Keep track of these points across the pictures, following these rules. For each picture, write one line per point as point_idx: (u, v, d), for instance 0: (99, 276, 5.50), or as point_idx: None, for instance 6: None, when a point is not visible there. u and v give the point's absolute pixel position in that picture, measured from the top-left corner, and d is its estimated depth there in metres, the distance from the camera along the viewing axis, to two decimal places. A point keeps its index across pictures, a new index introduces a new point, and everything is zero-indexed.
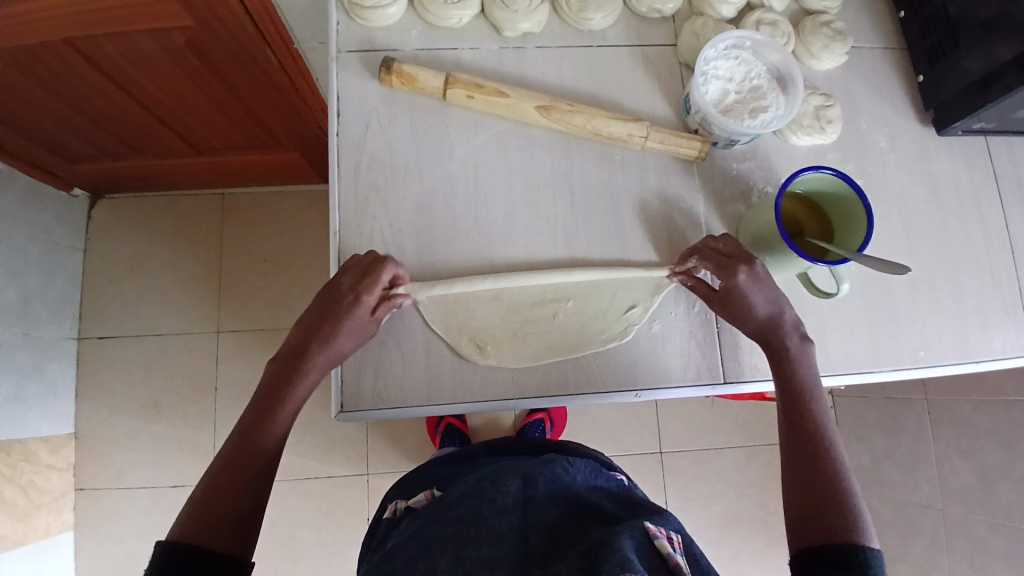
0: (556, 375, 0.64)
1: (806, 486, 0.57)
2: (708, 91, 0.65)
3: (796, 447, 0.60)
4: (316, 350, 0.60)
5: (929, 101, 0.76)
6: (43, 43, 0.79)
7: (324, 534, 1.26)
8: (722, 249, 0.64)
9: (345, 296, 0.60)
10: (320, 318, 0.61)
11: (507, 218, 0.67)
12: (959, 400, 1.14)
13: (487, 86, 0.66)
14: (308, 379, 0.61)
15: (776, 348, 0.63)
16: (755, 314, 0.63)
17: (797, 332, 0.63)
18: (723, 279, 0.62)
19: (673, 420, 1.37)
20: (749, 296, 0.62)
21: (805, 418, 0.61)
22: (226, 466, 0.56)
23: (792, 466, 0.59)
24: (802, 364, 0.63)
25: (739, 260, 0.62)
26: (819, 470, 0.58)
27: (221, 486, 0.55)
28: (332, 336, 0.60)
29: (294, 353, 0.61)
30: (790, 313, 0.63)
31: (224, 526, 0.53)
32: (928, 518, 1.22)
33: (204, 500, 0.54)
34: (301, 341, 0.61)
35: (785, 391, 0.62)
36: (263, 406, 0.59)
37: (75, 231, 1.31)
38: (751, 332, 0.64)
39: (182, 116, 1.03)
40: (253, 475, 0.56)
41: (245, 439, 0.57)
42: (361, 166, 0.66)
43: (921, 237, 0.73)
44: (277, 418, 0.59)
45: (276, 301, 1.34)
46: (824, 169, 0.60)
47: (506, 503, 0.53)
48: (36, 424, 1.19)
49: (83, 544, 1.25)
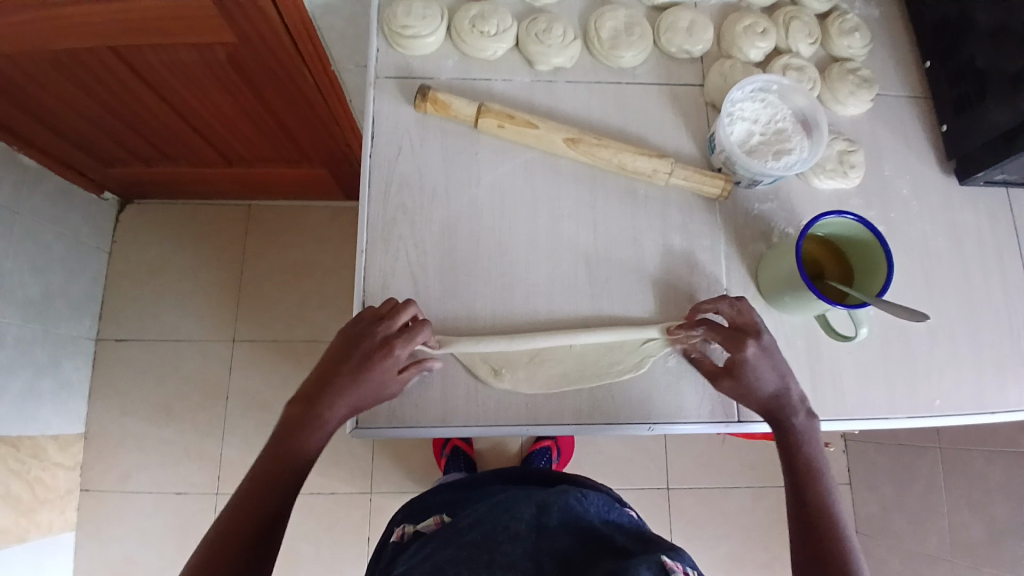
0: (570, 404, 0.65)
1: (817, 566, 0.58)
2: (733, 131, 0.66)
3: (803, 524, 0.61)
4: (339, 397, 0.61)
5: (953, 152, 0.77)
6: (89, 49, 0.82)
7: (323, 549, 1.25)
8: (733, 320, 0.64)
9: (375, 349, 0.61)
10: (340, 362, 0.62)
11: (529, 246, 0.69)
12: (972, 451, 1.12)
13: (517, 116, 0.68)
14: (327, 425, 0.62)
15: (783, 424, 0.63)
16: (762, 390, 0.63)
17: (803, 408, 0.63)
18: (731, 352, 0.62)
19: (681, 457, 1.36)
20: (757, 370, 0.62)
21: (812, 496, 0.62)
22: (242, 503, 0.58)
23: (803, 548, 0.60)
24: (808, 439, 0.63)
25: (748, 333, 0.63)
26: (828, 550, 0.59)
27: (234, 523, 0.57)
28: (352, 385, 0.61)
29: (311, 397, 0.62)
30: (796, 388, 0.63)
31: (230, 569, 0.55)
32: (936, 571, 1.19)
33: (218, 538, 0.56)
34: (328, 383, 0.62)
35: (792, 469, 0.63)
36: (287, 441, 0.61)
37: (102, 233, 1.34)
38: (757, 408, 0.64)
39: (215, 126, 1.06)
40: (265, 516, 0.58)
41: (260, 480, 0.60)
42: (391, 188, 0.68)
43: (941, 286, 0.73)
44: (292, 460, 0.61)
45: (293, 312, 1.36)
46: (846, 214, 0.61)
47: (520, 529, 0.53)
48: (48, 420, 1.20)
49: (83, 544, 1.26)
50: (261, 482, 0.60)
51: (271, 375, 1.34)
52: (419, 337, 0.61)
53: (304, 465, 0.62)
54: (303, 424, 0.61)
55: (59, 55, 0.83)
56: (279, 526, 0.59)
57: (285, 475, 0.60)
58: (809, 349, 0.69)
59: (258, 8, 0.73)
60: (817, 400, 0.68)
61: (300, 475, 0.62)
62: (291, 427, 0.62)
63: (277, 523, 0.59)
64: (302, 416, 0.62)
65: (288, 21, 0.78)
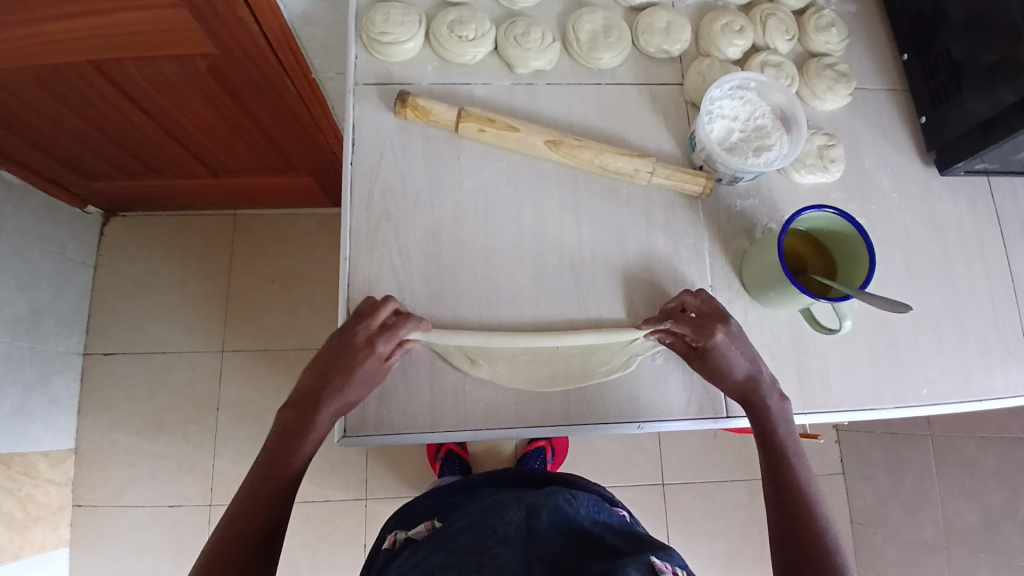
0: (559, 405, 0.65)
1: (795, 544, 0.59)
2: (713, 129, 0.67)
3: (780, 504, 0.62)
4: (327, 398, 0.61)
5: (932, 143, 0.78)
6: (69, 64, 0.81)
7: (320, 558, 1.24)
8: (699, 308, 0.65)
9: (358, 346, 0.61)
10: (330, 367, 0.62)
11: (514, 248, 0.69)
12: (963, 439, 1.13)
13: (498, 120, 0.68)
14: (318, 427, 0.61)
15: (756, 405, 0.64)
16: (733, 375, 0.63)
17: (775, 390, 0.64)
18: (701, 339, 0.63)
19: (675, 454, 1.36)
20: (726, 355, 0.63)
21: (788, 476, 0.63)
22: (239, 514, 0.58)
23: (780, 527, 0.61)
24: (781, 419, 0.63)
25: (715, 320, 0.63)
26: (804, 529, 0.60)
27: (233, 535, 0.57)
28: (342, 390, 0.61)
29: (304, 404, 0.62)
30: (767, 371, 0.64)
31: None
32: (932, 559, 1.20)
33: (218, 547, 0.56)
34: (316, 386, 0.62)
35: (767, 449, 0.64)
36: (281, 448, 0.61)
37: (87, 247, 1.33)
38: (731, 391, 0.64)
39: (199, 138, 1.05)
40: (265, 526, 0.58)
41: (257, 490, 0.59)
42: (374, 194, 0.68)
43: (923, 276, 0.74)
44: (287, 467, 0.61)
45: (282, 321, 1.36)
46: (826, 208, 0.61)
47: (509, 532, 0.53)
48: (39, 437, 1.19)
49: (77, 561, 1.24)
50: (258, 491, 0.59)
51: (262, 386, 1.33)
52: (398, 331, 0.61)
53: (298, 471, 0.62)
54: (295, 429, 0.61)
55: (38, 70, 0.82)
56: (278, 534, 0.59)
57: (280, 483, 0.60)
58: (795, 342, 0.70)
59: (237, 18, 0.73)
60: (804, 393, 0.69)
61: (295, 481, 0.62)
62: (284, 435, 0.62)
63: (277, 531, 0.59)
64: (294, 423, 0.62)
65: (268, 31, 0.78)
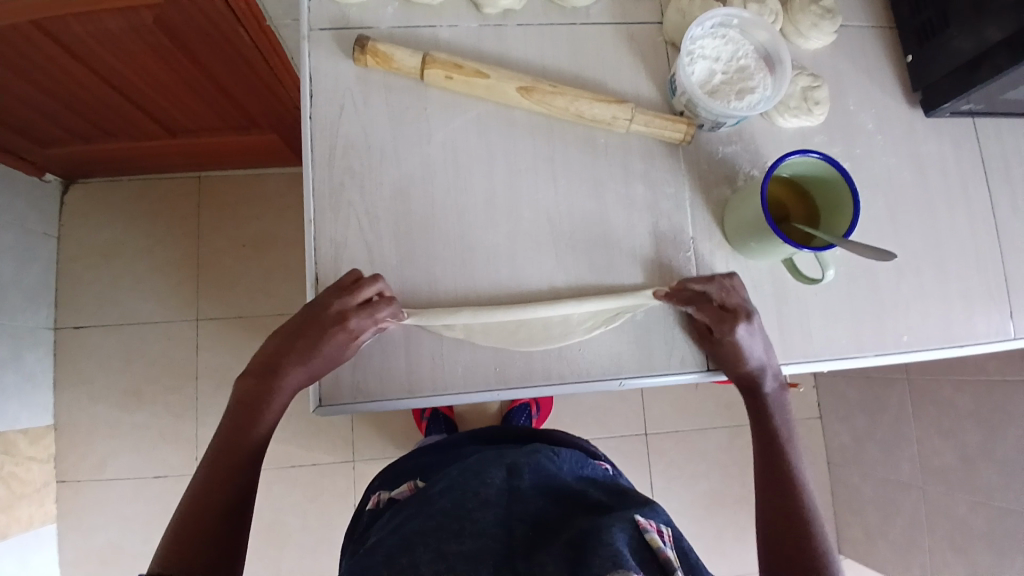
0: (539, 364, 0.64)
1: (782, 526, 0.60)
2: (694, 70, 0.63)
3: (770, 487, 0.63)
4: (294, 364, 0.59)
5: (918, 82, 0.75)
6: (10, 26, 0.74)
7: (312, 519, 1.25)
8: (723, 299, 0.63)
9: (329, 313, 0.58)
10: (297, 331, 0.59)
11: (487, 204, 0.66)
12: (941, 380, 1.15)
13: (466, 66, 0.64)
14: (286, 391, 0.60)
15: (757, 396, 0.66)
16: (746, 364, 0.64)
17: (777, 382, 0.65)
18: (720, 332, 0.62)
19: (659, 403, 1.38)
20: (743, 348, 0.62)
21: (780, 462, 0.64)
22: (198, 494, 0.56)
23: (768, 510, 0.62)
24: (779, 409, 0.66)
25: (739, 314, 0.62)
26: (793, 512, 0.60)
27: (194, 515, 0.54)
28: (308, 357, 0.59)
29: (267, 367, 0.60)
30: (775, 366, 0.65)
31: (205, 549, 0.53)
32: (909, 495, 1.24)
33: (184, 522, 0.54)
34: (282, 352, 0.60)
35: (764, 438, 0.65)
36: (244, 414, 0.59)
37: (48, 218, 1.26)
38: (737, 380, 0.65)
39: (155, 97, 0.99)
40: (232, 495, 0.57)
41: (223, 459, 0.58)
42: (336, 150, 0.64)
43: (906, 221, 0.73)
44: (250, 433, 0.59)
45: (257, 285, 1.32)
46: (810, 153, 0.59)
47: (491, 495, 0.52)
48: (15, 415, 1.16)
49: (66, 534, 1.23)
50: (218, 470, 0.57)
51: (241, 352, 1.31)
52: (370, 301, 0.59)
53: (259, 445, 0.60)
54: (261, 392, 0.59)
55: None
56: (245, 510, 0.58)
57: (240, 460, 0.58)
58: (775, 293, 0.68)
59: None
60: (785, 344, 0.68)
61: (261, 447, 0.60)
62: (247, 398, 0.60)
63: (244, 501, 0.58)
64: (252, 396, 0.59)
65: None
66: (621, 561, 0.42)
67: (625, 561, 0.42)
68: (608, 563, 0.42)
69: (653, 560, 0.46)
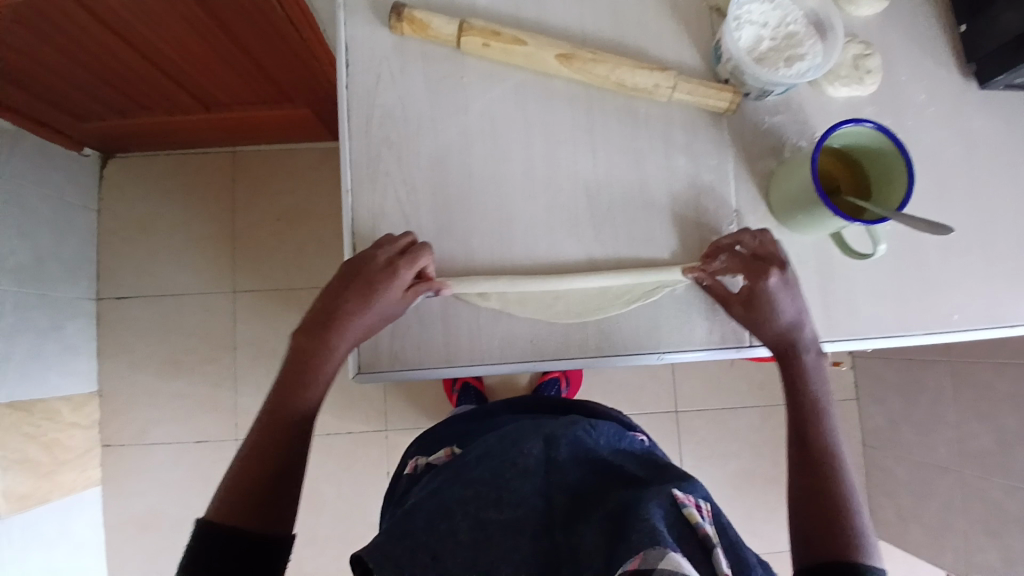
0: (576, 337, 0.63)
1: (815, 501, 0.57)
2: (741, 36, 0.61)
3: (803, 461, 0.60)
4: (344, 323, 0.59)
5: (972, 53, 0.71)
6: None
7: (345, 487, 1.29)
8: (754, 249, 0.61)
9: (378, 271, 0.58)
10: (345, 289, 0.59)
11: (525, 176, 0.65)
12: (982, 363, 1.11)
13: (503, 33, 0.62)
14: (337, 351, 0.59)
15: (791, 362, 0.62)
16: (779, 322, 0.61)
17: (814, 348, 0.62)
18: (750, 281, 0.60)
19: (689, 382, 1.36)
20: (777, 300, 0.60)
21: (814, 436, 0.61)
22: (253, 451, 0.57)
23: (802, 486, 0.59)
24: (817, 378, 0.63)
25: (772, 262, 0.60)
26: (826, 489, 0.58)
27: (248, 472, 0.56)
28: (359, 315, 0.58)
29: (317, 326, 0.59)
30: (811, 330, 0.62)
31: (258, 506, 0.55)
32: (944, 480, 1.21)
33: (239, 477, 0.55)
34: (331, 311, 0.59)
35: (797, 409, 0.63)
36: (296, 373, 0.59)
37: (87, 192, 1.30)
38: (769, 342, 0.62)
39: (190, 71, 0.99)
40: (285, 453, 0.57)
41: (276, 416, 0.58)
42: (373, 121, 0.64)
43: (956, 198, 0.69)
44: (304, 391, 0.59)
45: (292, 259, 1.34)
46: (864, 122, 0.56)
47: (528, 465, 0.52)
48: (58, 382, 1.20)
49: (108, 498, 1.29)
50: (273, 427, 0.58)
51: (276, 324, 1.33)
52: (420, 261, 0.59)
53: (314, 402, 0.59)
54: (311, 351, 0.59)
55: (18, 8, 0.76)
56: (297, 469, 0.58)
57: (296, 417, 0.58)
58: (820, 269, 0.66)
59: None
60: (829, 320, 0.66)
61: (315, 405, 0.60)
62: (299, 357, 0.59)
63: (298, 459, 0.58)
64: (303, 354, 0.59)
65: None
66: (659, 537, 0.41)
67: (663, 538, 0.41)
68: (646, 540, 0.41)
69: (691, 534, 0.45)
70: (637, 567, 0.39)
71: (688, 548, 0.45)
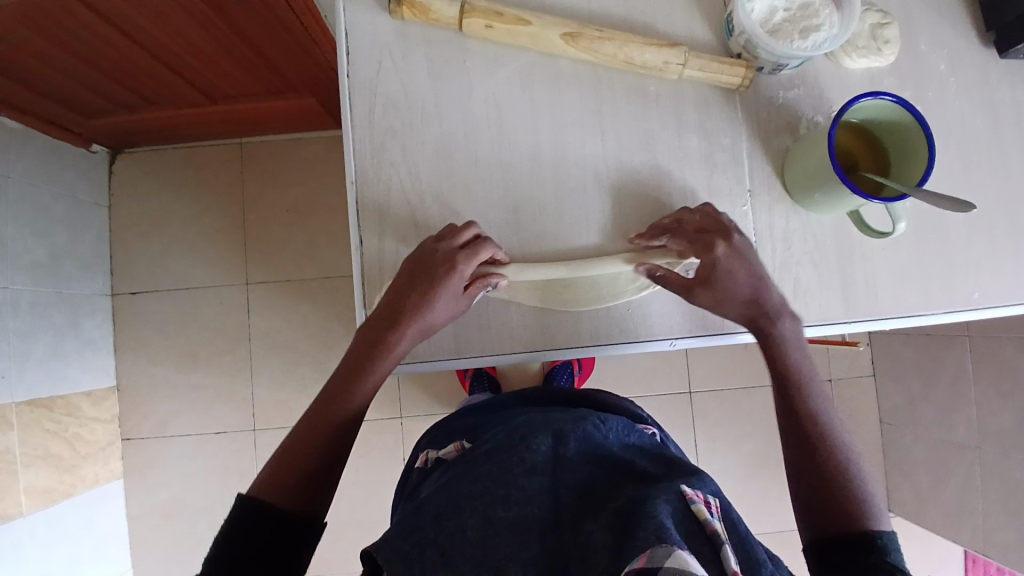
0: (587, 326, 0.62)
1: (816, 474, 0.54)
2: (754, 8, 0.58)
3: (795, 435, 0.57)
4: (408, 315, 0.56)
5: (992, 21, 0.68)
6: None
7: (362, 474, 1.30)
8: (698, 224, 0.58)
9: (442, 264, 0.56)
10: (411, 280, 0.57)
11: (532, 161, 0.63)
12: (1003, 339, 1.09)
13: (507, 13, 0.60)
14: (397, 345, 0.57)
15: (767, 333, 0.59)
16: (738, 294, 0.58)
17: (785, 314, 0.59)
18: (701, 257, 0.57)
19: (704, 363, 1.35)
20: (728, 272, 0.57)
21: (806, 408, 0.58)
22: (304, 434, 0.55)
23: (797, 459, 0.56)
24: (795, 346, 0.59)
25: (716, 234, 0.57)
26: (824, 458, 0.55)
27: (295, 455, 0.53)
28: (421, 309, 0.56)
29: (383, 317, 0.57)
30: (776, 294, 0.59)
31: (300, 491, 0.52)
32: (962, 458, 1.19)
33: (285, 459, 0.53)
34: (395, 302, 0.57)
35: (782, 385, 0.59)
36: (357, 362, 0.57)
37: (98, 188, 1.30)
38: (737, 317, 0.59)
39: (195, 65, 0.98)
40: (332, 442, 0.55)
41: (332, 401, 0.56)
42: (377, 109, 0.62)
43: (980, 171, 0.67)
44: (361, 381, 0.56)
45: (301, 250, 1.34)
46: (884, 95, 0.54)
47: (537, 461, 0.51)
48: (78, 378, 1.22)
49: (131, 489, 1.31)
50: (327, 412, 0.55)
51: (288, 315, 1.34)
52: (484, 255, 0.57)
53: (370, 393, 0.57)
54: (373, 341, 0.57)
55: (19, 7, 0.76)
56: (339, 463, 0.55)
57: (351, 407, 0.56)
58: (838, 249, 0.65)
59: None
60: (847, 301, 0.64)
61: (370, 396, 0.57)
62: (362, 347, 0.57)
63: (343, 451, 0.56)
64: (366, 343, 0.57)
65: None
66: (666, 536, 0.41)
67: (670, 536, 0.41)
68: (652, 539, 0.41)
69: (699, 532, 0.45)
70: (645, 565, 0.39)
71: (695, 546, 0.44)
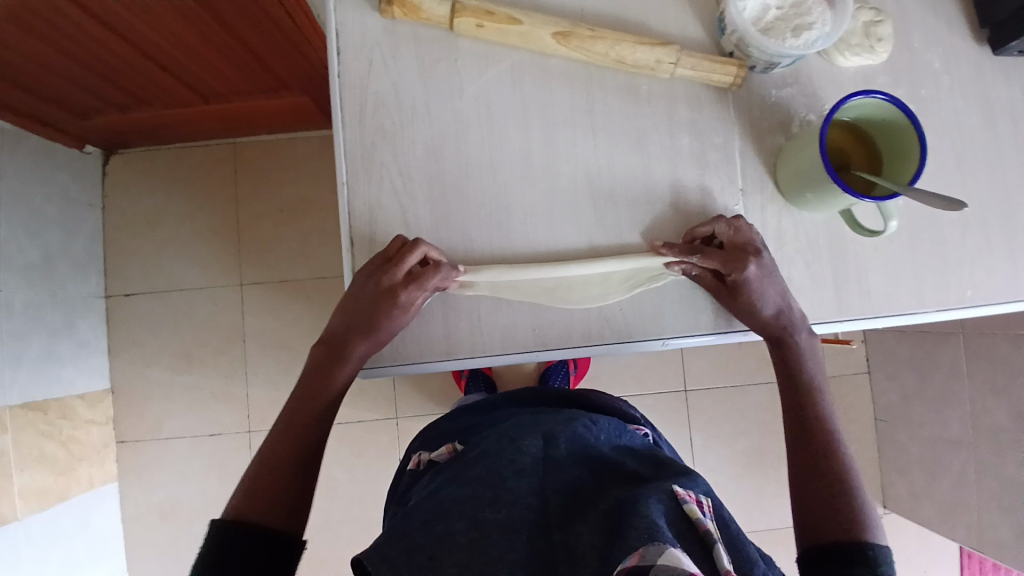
0: (579, 326, 0.62)
1: (817, 483, 0.57)
2: (746, 6, 0.58)
3: (802, 442, 0.60)
4: (357, 339, 0.59)
5: (985, 18, 0.68)
6: None
7: (357, 473, 1.29)
8: (730, 239, 0.60)
9: (385, 291, 0.57)
10: (358, 307, 0.59)
11: (523, 161, 0.63)
12: (997, 336, 1.09)
13: (497, 12, 0.60)
14: (350, 365, 0.60)
15: (785, 344, 0.62)
16: (763, 310, 0.60)
17: (805, 328, 0.62)
18: (732, 272, 0.59)
19: (698, 361, 1.35)
20: (756, 290, 0.59)
21: (815, 419, 0.61)
22: (271, 456, 0.58)
23: (801, 465, 0.59)
24: (811, 358, 0.62)
25: (749, 252, 0.59)
26: (826, 469, 0.58)
27: (265, 477, 0.57)
28: (370, 333, 0.59)
29: (334, 341, 0.60)
30: (799, 311, 0.61)
31: (273, 510, 0.56)
32: (957, 455, 1.20)
33: (256, 480, 0.57)
34: (344, 327, 0.60)
35: (794, 393, 0.63)
36: (313, 383, 0.60)
37: (91, 189, 1.29)
38: (756, 328, 0.62)
39: (187, 64, 0.98)
40: (298, 460, 0.59)
41: (292, 422, 0.60)
42: (367, 108, 0.62)
43: (973, 167, 0.67)
44: (318, 400, 0.60)
45: (295, 250, 1.33)
46: (875, 94, 0.54)
47: (526, 463, 0.51)
48: (73, 379, 1.21)
49: (126, 491, 1.31)
50: (291, 433, 0.59)
51: (283, 315, 1.33)
52: (428, 279, 0.58)
53: (327, 410, 0.61)
54: (327, 362, 0.60)
55: (9, 8, 0.75)
56: (309, 477, 0.59)
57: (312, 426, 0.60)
58: (831, 247, 0.65)
59: None
60: (840, 300, 0.64)
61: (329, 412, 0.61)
62: (317, 369, 0.60)
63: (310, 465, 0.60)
64: (320, 366, 0.60)
65: None
66: (658, 534, 0.41)
67: (661, 535, 0.41)
68: (645, 537, 0.41)
69: (691, 530, 0.45)
70: (636, 564, 0.39)
71: (687, 545, 0.44)
